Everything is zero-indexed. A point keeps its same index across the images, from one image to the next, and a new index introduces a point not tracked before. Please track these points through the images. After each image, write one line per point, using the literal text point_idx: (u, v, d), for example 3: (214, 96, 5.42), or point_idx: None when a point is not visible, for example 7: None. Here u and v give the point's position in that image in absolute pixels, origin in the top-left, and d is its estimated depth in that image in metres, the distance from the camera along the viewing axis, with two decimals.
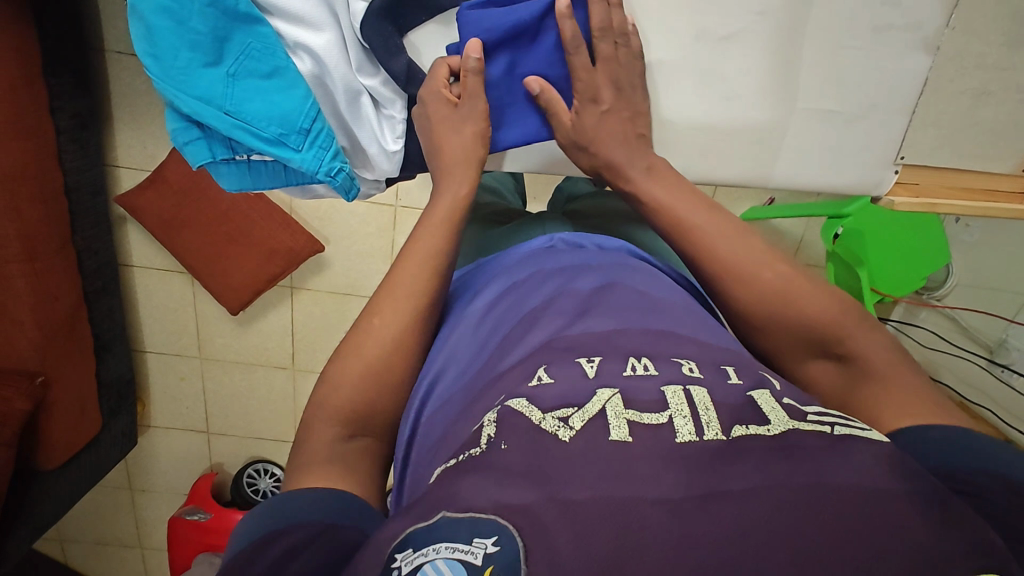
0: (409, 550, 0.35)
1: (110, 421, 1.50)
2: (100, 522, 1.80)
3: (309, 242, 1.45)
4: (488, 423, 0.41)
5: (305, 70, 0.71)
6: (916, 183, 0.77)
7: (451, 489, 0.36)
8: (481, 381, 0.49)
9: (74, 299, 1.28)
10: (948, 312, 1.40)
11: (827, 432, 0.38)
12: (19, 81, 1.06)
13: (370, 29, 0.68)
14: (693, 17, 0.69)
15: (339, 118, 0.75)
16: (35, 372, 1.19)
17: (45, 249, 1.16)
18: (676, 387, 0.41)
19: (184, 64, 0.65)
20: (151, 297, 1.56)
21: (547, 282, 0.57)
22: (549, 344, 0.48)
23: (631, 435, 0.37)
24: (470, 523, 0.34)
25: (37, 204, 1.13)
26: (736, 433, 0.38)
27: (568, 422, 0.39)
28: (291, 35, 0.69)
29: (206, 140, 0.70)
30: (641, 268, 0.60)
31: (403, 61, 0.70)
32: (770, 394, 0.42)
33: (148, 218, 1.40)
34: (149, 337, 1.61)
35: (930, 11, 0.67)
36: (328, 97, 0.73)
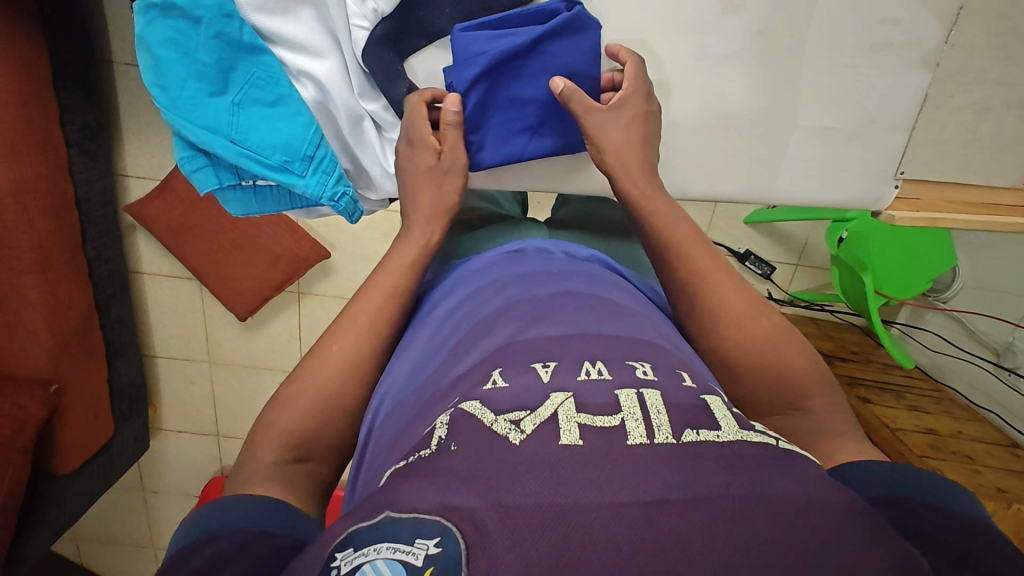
0: (350, 551, 0.35)
1: (123, 425, 1.52)
2: (114, 522, 1.84)
3: (315, 248, 1.47)
4: (440, 425, 0.40)
5: (308, 96, 0.72)
6: (917, 198, 0.77)
7: (397, 491, 0.36)
8: (433, 387, 0.48)
9: (87, 308, 1.30)
10: (953, 315, 1.40)
11: (772, 443, 0.38)
12: (30, 97, 1.07)
13: (373, 57, 0.70)
14: (691, 38, 0.70)
15: (341, 141, 0.75)
16: (49, 380, 1.22)
17: (57, 259, 1.19)
18: (629, 391, 0.41)
19: (190, 94, 0.66)
20: (160, 303, 1.58)
21: (509, 286, 0.56)
22: (504, 349, 0.47)
23: (582, 439, 0.36)
24: (413, 524, 0.34)
25: (49, 216, 1.15)
26: (686, 439, 0.37)
27: (519, 424, 0.38)
28: (293, 62, 0.71)
29: (213, 168, 0.71)
30: (604, 275, 0.59)
31: (403, 87, 0.71)
32: (722, 402, 0.41)
33: (155, 225, 1.42)
34: (158, 341, 1.63)
35: (929, 29, 0.67)
36: (331, 122, 0.74)
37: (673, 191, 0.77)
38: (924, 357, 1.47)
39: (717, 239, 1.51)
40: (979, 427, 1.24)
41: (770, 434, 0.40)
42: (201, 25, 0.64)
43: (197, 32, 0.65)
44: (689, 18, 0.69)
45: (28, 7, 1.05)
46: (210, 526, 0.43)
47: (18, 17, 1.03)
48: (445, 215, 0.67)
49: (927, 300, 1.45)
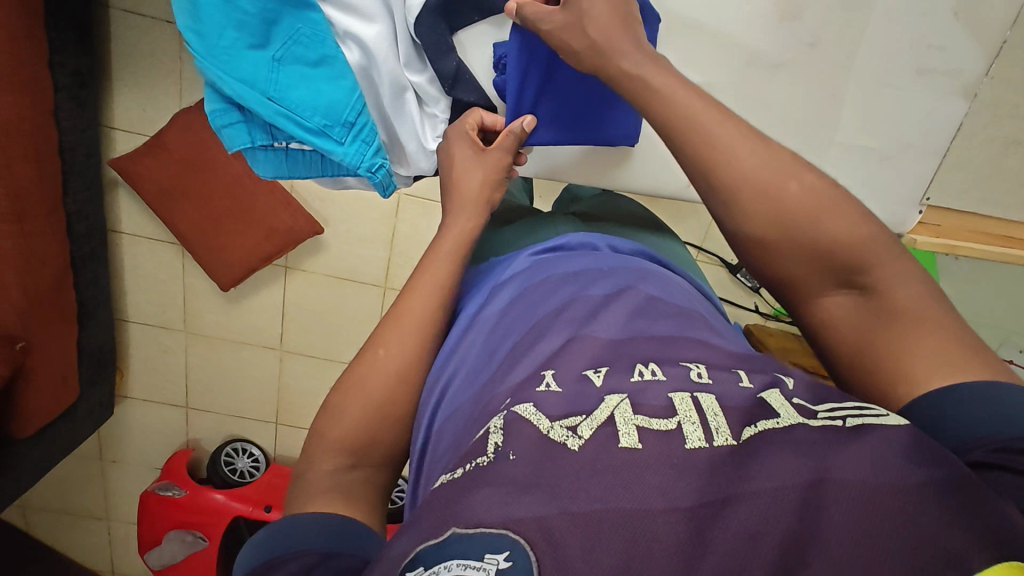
0: (421, 569, 0.36)
1: (88, 390, 1.45)
2: (67, 491, 1.76)
3: (310, 223, 1.42)
4: (494, 431, 0.41)
5: (353, 61, 0.69)
6: (939, 225, 0.78)
7: (461, 505, 0.36)
8: (490, 390, 0.49)
9: (61, 264, 1.23)
10: None
11: (837, 425, 0.38)
12: (19, 33, 1.01)
13: (424, 27, 0.67)
14: (744, 43, 0.69)
15: (381, 112, 0.73)
16: (17, 337, 1.14)
17: (35, 211, 1.12)
18: (683, 394, 0.41)
19: (229, 44, 0.64)
20: (137, 266, 1.51)
21: (558, 289, 0.58)
22: (560, 352, 0.49)
23: (641, 442, 0.37)
24: (482, 541, 0.34)
25: (29, 161, 1.08)
26: (746, 437, 0.37)
27: (576, 431, 0.39)
28: (340, 23, 0.67)
29: (246, 124, 0.68)
30: (649, 273, 0.61)
31: (453, 62, 0.69)
32: (779, 392, 0.42)
33: (142, 184, 1.35)
34: (132, 306, 1.56)
35: (973, 59, 0.68)
36: (372, 89, 0.71)
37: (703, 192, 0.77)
38: None
39: (711, 250, 1.59)
40: None
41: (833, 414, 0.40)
42: None
43: None
44: (744, 23, 0.69)
45: None
46: (276, 548, 0.45)
47: None
48: (482, 208, 0.66)
49: None
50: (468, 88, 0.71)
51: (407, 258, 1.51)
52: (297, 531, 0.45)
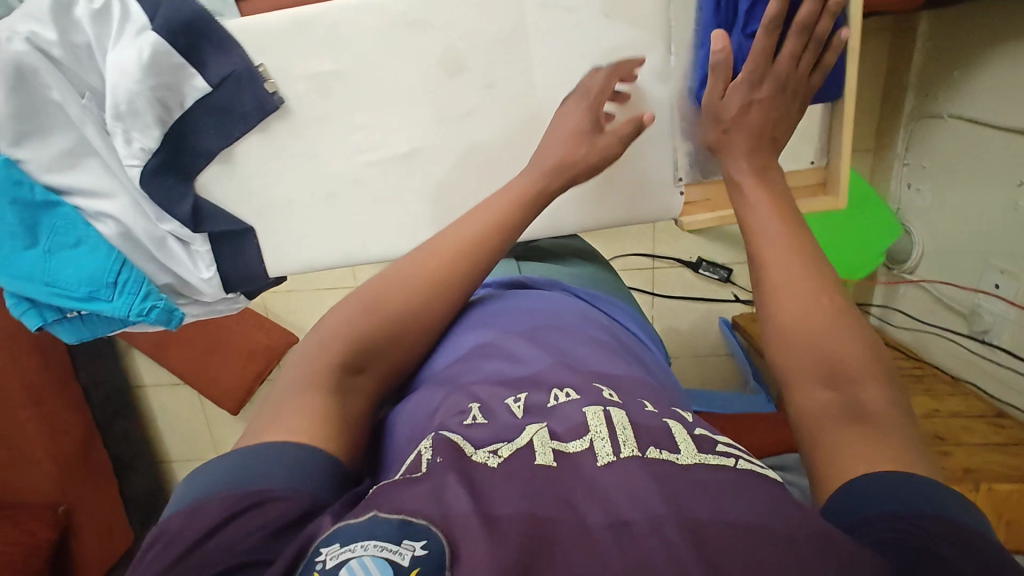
0: (335, 545, 0.34)
1: (144, 531, 1.63)
2: None
3: (284, 334, 1.58)
4: (424, 449, 0.41)
5: (108, 232, 0.67)
6: (708, 198, 0.71)
7: (389, 495, 0.36)
8: (411, 419, 0.50)
9: (85, 431, 1.44)
10: (923, 285, 1.30)
11: (731, 465, 0.38)
12: None
13: (152, 185, 0.65)
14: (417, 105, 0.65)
15: (154, 263, 0.70)
16: (57, 503, 1.36)
17: (49, 394, 1.34)
18: (597, 408, 0.44)
19: (5, 252, 0.65)
20: (164, 412, 1.72)
21: (481, 325, 0.61)
22: (480, 386, 0.51)
23: (555, 460, 0.38)
24: (399, 525, 0.34)
25: (31, 355, 1.30)
26: (650, 454, 0.39)
27: (497, 451, 0.40)
28: (88, 206, 0.66)
29: (37, 309, 0.69)
30: (571, 312, 0.65)
31: (188, 206, 0.66)
32: (684, 425, 0.44)
33: (140, 341, 1.54)
34: (171, 447, 1.77)
35: (656, 40, 0.63)
36: (140, 251, 0.69)
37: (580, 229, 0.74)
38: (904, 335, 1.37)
39: (666, 253, 1.53)
40: (961, 402, 1.13)
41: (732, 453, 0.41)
42: None
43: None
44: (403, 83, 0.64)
45: None
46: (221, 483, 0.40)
47: None
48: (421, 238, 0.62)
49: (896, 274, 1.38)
50: (218, 220, 0.68)
51: None
52: (259, 458, 0.41)
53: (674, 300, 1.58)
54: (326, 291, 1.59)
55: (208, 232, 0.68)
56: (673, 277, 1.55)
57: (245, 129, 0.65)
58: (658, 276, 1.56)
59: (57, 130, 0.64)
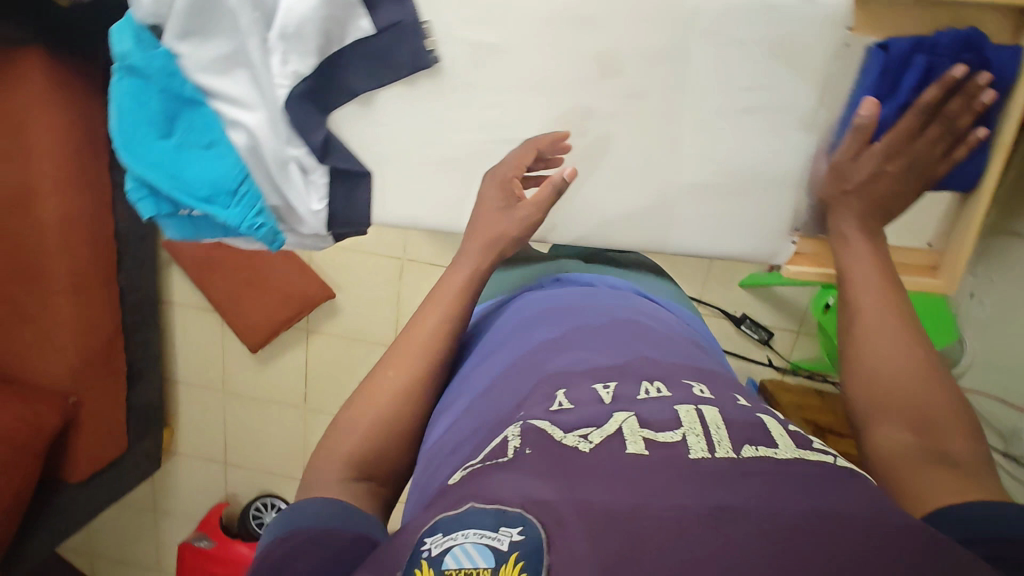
0: (439, 535, 0.40)
1: (135, 442, 1.63)
2: (126, 540, 1.96)
3: (322, 287, 1.59)
4: (512, 436, 0.46)
5: (240, 143, 0.67)
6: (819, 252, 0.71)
7: (482, 485, 0.41)
8: (498, 406, 0.54)
9: (112, 330, 1.44)
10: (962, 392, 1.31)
11: (830, 462, 0.42)
12: (84, 145, 1.26)
13: (292, 112, 0.66)
14: (558, 96, 0.69)
15: (272, 183, 0.69)
16: (68, 393, 1.36)
17: (90, 285, 1.34)
18: (689, 407, 0.48)
19: (139, 137, 0.65)
20: (185, 333, 1.74)
21: (557, 319, 0.65)
22: (564, 373, 0.55)
23: (647, 450, 0.43)
24: (496, 514, 0.39)
25: (86, 244, 1.31)
26: (745, 453, 0.42)
27: (588, 437, 0.44)
28: (228, 113, 0.67)
29: (154, 199, 0.67)
30: (642, 311, 0.69)
31: (320, 136, 0.69)
32: (775, 421, 0.48)
33: (184, 260, 1.57)
34: (181, 368, 1.78)
35: (799, 93, 0.66)
36: (263, 169, 0.69)
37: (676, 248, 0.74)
38: None
39: (711, 301, 1.53)
40: None
41: (827, 454, 0.45)
42: (151, 77, 0.64)
43: (148, 86, 0.64)
44: (554, 71, 0.68)
45: (92, 75, 1.25)
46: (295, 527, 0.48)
47: (81, 82, 1.23)
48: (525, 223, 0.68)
49: None
50: (343, 155, 0.71)
51: None
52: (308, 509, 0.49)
53: None
54: (373, 256, 1.60)
55: (331, 166, 0.71)
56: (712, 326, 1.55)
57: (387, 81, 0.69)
58: None
59: (220, 34, 0.64)
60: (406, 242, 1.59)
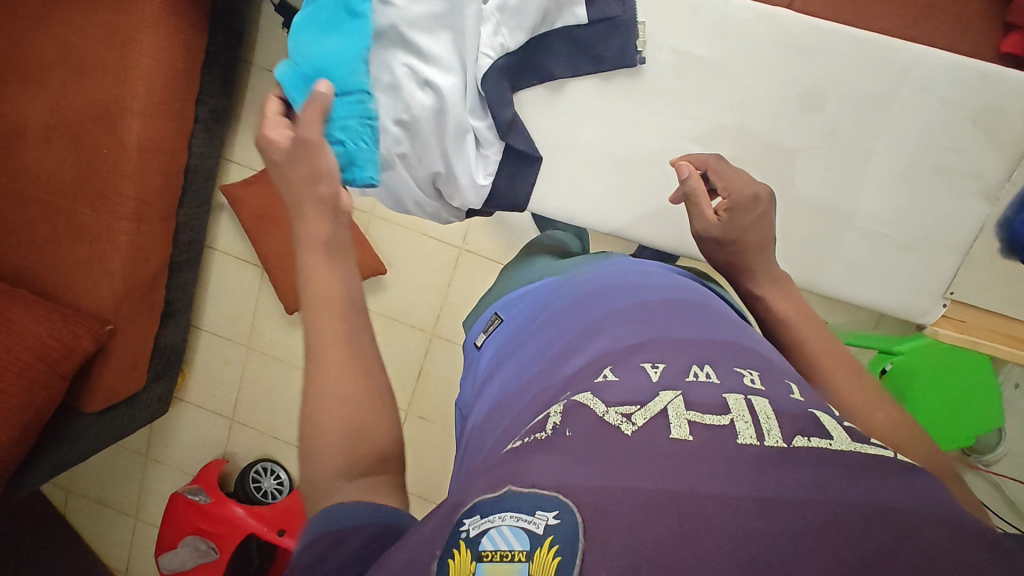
0: (477, 516, 0.39)
1: (153, 383, 1.59)
2: (111, 481, 1.89)
3: (375, 261, 1.56)
4: (555, 413, 0.45)
5: (427, 102, 0.80)
6: (961, 319, 0.93)
7: (520, 466, 0.39)
8: (544, 384, 0.53)
9: (161, 264, 1.40)
10: (992, 478, 1.32)
11: (889, 455, 0.39)
12: (180, 73, 1.23)
13: (490, 83, 0.80)
14: (778, 122, 0.84)
15: (443, 149, 0.83)
16: (106, 320, 1.31)
17: (153, 215, 1.31)
18: (737, 396, 0.43)
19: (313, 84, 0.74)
20: (219, 280, 1.69)
21: (606, 299, 0.62)
22: (612, 350, 0.52)
23: (691, 435, 0.39)
24: (535, 498, 0.37)
25: (159, 174, 1.28)
26: (796, 443, 0.39)
27: (630, 417, 0.42)
28: (423, 73, 0.79)
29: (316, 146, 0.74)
30: (704, 294, 0.64)
31: (508, 113, 0.82)
32: (831, 417, 0.44)
33: (242, 209, 1.54)
34: (207, 315, 1.73)
35: (992, 167, 0.82)
36: (437, 131, 0.81)
37: (827, 287, 0.90)
38: None
39: None
40: None
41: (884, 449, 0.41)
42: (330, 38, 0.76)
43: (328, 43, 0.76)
44: (778, 107, 0.84)
45: (203, 6, 1.23)
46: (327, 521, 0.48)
47: (192, 11, 1.21)
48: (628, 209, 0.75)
49: (965, 458, 1.35)
50: (519, 137, 0.85)
51: (457, 309, 1.60)
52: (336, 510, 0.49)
53: None
54: (433, 238, 1.59)
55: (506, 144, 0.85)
56: None
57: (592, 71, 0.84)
58: None
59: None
60: (467, 231, 1.58)
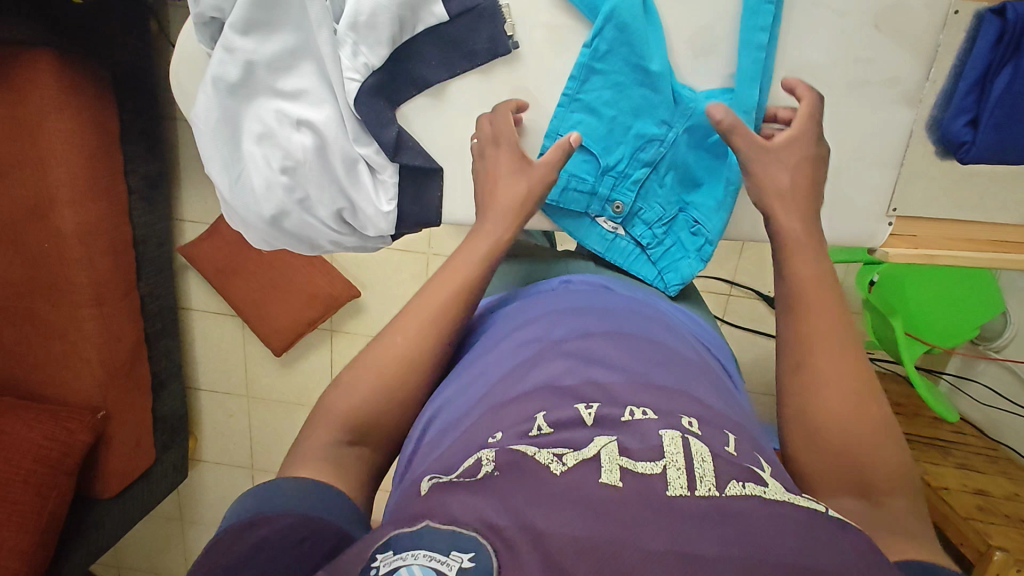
0: (389, 553, 0.36)
1: (163, 454, 1.60)
2: (155, 550, 1.92)
3: (347, 288, 1.53)
4: (487, 460, 0.41)
5: (305, 142, 0.69)
6: (914, 235, 0.75)
7: (443, 502, 0.37)
8: (478, 410, 0.50)
9: (135, 341, 1.39)
10: (1007, 366, 1.26)
11: (820, 509, 0.36)
12: (97, 151, 1.20)
13: (362, 104, 0.68)
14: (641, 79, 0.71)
15: (334, 183, 0.71)
16: (98, 407, 1.32)
17: (112, 296, 1.29)
18: (674, 434, 0.41)
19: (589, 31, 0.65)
20: (204, 338, 1.69)
21: (546, 323, 0.59)
22: (548, 388, 0.49)
23: (622, 481, 0.37)
24: (450, 538, 0.35)
25: (106, 256, 1.26)
26: (730, 492, 0.36)
27: (561, 457, 0.39)
28: (293, 112, 0.68)
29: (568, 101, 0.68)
30: (652, 319, 0.61)
31: (392, 132, 0.70)
32: (766, 469, 0.41)
33: (204, 266, 1.52)
34: (203, 374, 1.73)
35: (907, 66, 0.67)
36: (326, 169, 0.71)
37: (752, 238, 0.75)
38: (977, 412, 1.33)
39: (746, 283, 1.46)
40: None
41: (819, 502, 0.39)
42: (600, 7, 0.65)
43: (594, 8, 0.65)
44: None
45: (101, 79, 1.19)
46: (260, 505, 0.44)
47: (90, 89, 1.17)
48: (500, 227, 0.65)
49: (976, 349, 1.32)
50: (412, 154, 0.72)
51: None
52: (284, 492, 0.46)
53: (742, 333, 1.50)
54: (396, 250, 1.54)
55: (400, 164, 0.72)
56: (750, 310, 1.48)
57: (467, 68, 0.70)
58: (731, 304, 1.48)
59: (285, 27, 0.65)
60: (430, 234, 1.52)
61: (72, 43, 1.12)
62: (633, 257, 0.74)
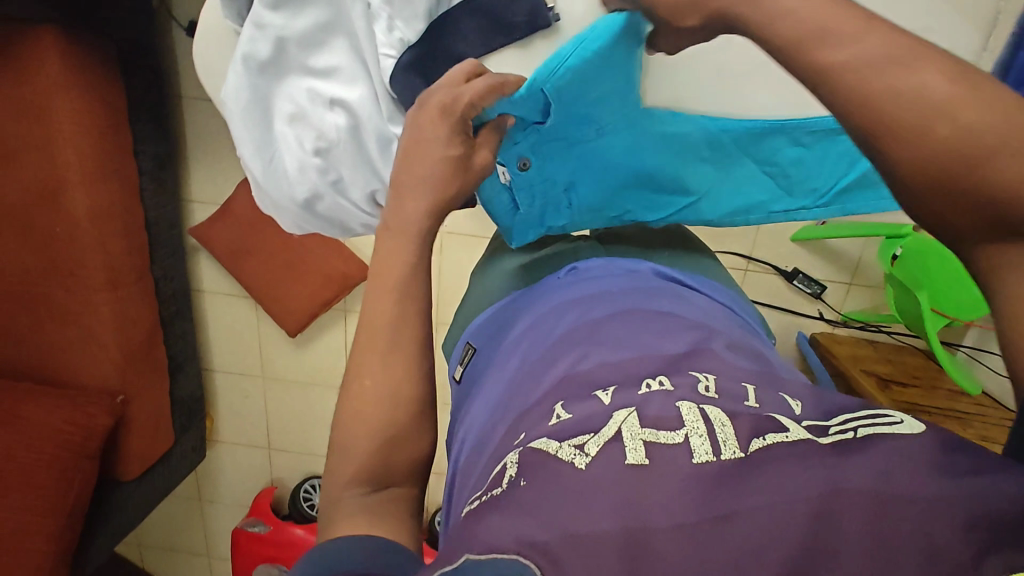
0: None
1: (183, 435, 1.60)
2: (175, 527, 1.94)
3: (361, 267, 1.51)
4: (510, 463, 0.38)
5: (339, 121, 0.68)
6: None
7: (475, 530, 0.35)
8: (512, 415, 0.49)
9: (152, 323, 1.38)
10: None
11: (852, 436, 0.34)
12: (106, 131, 1.17)
13: (399, 84, 0.65)
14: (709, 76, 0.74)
15: (369, 164, 0.70)
16: (116, 391, 1.32)
17: (126, 277, 1.28)
18: (690, 404, 0.39)
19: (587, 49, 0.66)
20: (217, 320, 1.68)
21: (568, 312, 0.58)
22: (564, 381, 0.48)
23: (648, 458, 0.35)
24: (492, 568, 0.32)
25: (120, 238, 1.24)
26: (754, 449, 0.34)
27: (584, 448, 0.36)
28: (325, 91, 0.67)
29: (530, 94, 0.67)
30: (663, 292, 0.60)
31: None
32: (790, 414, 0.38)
33: (216, 248, 1.51)
34: (217, 357, 1.72)
35: (964, 36, 0.65)
36: (360, 149, 0.70)
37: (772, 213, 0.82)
38: (994, 383, 1.33)
39: (764, 258, 1.44)
40: None
41: (841, 425, 0.36)
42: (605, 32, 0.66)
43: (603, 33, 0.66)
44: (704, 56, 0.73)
45: (105, 55, 1.15)
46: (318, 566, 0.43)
47: (95, 67, 1.13)
48: None
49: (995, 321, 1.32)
50: None
51: (455, 293, 1.52)
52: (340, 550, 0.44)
53: (759, 308, 1.49)
54: None
55: None
56: (769, 286, 1.47)
57: (505, 43, 0.68)
58: (748, 279, 1.46)
59: (316, 2, 0.63)
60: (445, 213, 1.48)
61: (79, 18, 1.08)
62: (506, 212, 0.75)
